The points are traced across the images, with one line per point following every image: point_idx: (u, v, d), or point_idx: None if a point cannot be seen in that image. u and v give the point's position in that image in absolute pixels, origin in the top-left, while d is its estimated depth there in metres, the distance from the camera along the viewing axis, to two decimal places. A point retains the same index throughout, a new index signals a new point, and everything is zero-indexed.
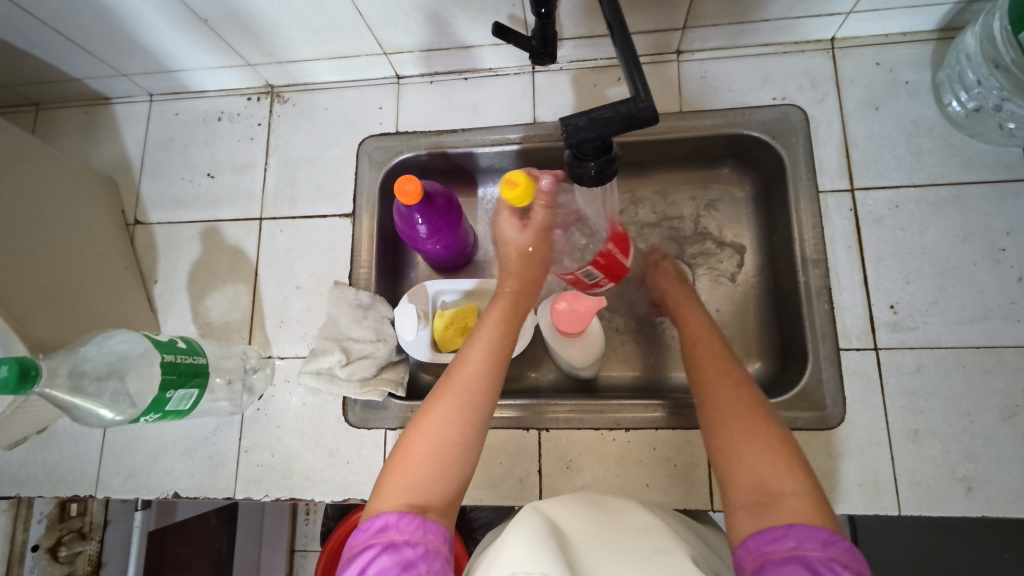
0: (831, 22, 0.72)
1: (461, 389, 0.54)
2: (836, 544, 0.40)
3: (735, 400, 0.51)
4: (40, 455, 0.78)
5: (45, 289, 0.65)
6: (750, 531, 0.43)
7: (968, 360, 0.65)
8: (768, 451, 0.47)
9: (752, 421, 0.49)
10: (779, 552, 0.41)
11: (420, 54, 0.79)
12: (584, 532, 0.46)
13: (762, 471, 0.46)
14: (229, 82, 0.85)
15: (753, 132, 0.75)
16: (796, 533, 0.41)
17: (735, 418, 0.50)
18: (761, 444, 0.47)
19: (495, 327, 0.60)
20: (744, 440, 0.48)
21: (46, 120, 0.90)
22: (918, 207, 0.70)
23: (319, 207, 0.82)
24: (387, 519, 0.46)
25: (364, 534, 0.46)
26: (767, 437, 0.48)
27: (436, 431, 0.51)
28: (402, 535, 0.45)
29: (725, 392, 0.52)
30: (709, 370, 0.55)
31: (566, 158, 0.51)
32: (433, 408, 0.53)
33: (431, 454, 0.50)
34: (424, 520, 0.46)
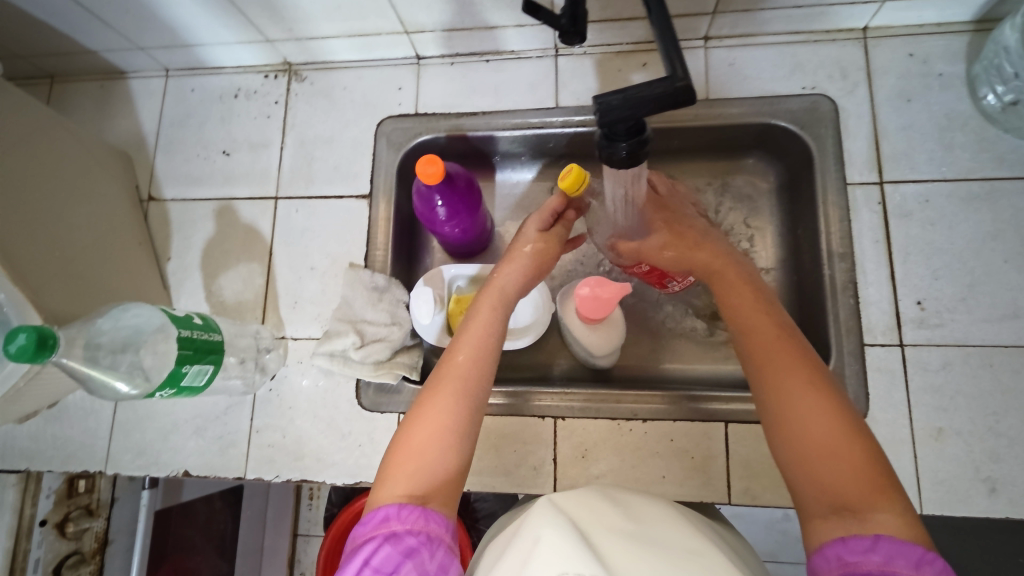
0: (865, 10, 0.70)
1: (460, 374, 0.53)
2: (930, 563, 0.39)
3: (793, 391, 0.48)
4: (51, 430, 0.78)
5: (60, 261, 0.64)
6: (834, 539, 0.42)
7: (995, 359, 0.64)
8: (840, 454, 0.45)
9: (821, 418, 0.47)
10: (868, 565, 0.40)
11: (442, 34, 0.77)
12: (608, 527, 0.46)
13: (848, 486, 0.44)
14: (247, 58, 0.84)
15: (781, 121, 0.73)
16: (884, 547, 0.40)
17: (801, 415, 0.47)
18: (833, 447, 0.45)
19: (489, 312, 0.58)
20: (818, 442, 0.46)
21: (61, 92, 0.89)
22: (949, 202, 0.68)
23: (336, 187, 0.80)
24: (387, 511, 0.45)
25: (365, 527, 0.45)
26: (839, 437, 0.46)
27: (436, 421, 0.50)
28: (403, 525, 0.44)
29: (783, 380, 0.49)
30: (768, 359, 0.51)
31: (595, 139, 0.49)
32: (433, 398, 0.51)
33: (434, 443, 0.49)
34: (424, 510, 0.45)
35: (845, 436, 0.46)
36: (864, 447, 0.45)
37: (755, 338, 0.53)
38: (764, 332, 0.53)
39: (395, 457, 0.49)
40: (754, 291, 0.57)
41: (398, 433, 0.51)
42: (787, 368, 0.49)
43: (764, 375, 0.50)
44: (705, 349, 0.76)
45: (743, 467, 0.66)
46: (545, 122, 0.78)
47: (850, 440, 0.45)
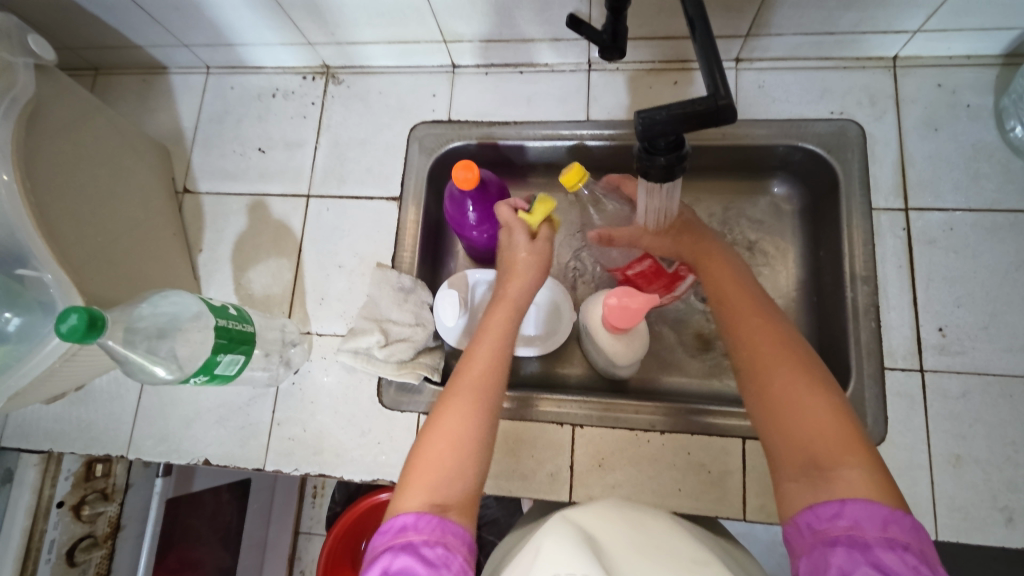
0: (896, 39, 0.72)
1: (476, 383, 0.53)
2: (897, 522, 0.40)
3: (767, 357, 0.51)
4: (76, 412, 0.79)
5: (100, 247, 0.66)
6: (804, 503, 0.44)
7: (1015, 388, 0.64)
8: (809, 412, 0.47)
9: (794, 379, 0.48)
10: (835, 532, 0.41)
11: (479, 44, 0.79)
12: (617, 536, 0.47)
13: (818, 440, 0.45)
14: (287, 59, 0.87)
15: (808, 144, 0.74)
16: (851, 511, 0.41)
17: (774, 377, 0.49)
18: (802, 406, 0.47)
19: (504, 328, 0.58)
20: (791, 403, 0.47)
21: (104, 84, 0.92)
22: (973, 231, 0.69)
23: (367, 189, 0.82)
24: (404, 521, 0.45)
25: (383, 536, 0.46)
26: (810, 396, 0.47)
27: (454, 429, 0.50)
28: (420, 535, 0.44)
29: (761, 351, 0.51)
30: (748, 331, 0.54)
31: (634, 151, 0.50)
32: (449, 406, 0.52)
33: (449, 448, 0.50)
34: (441, 520, 0.45)
35: (819, 399, 0.47)
36: (836, 407, 0.47)
37: (736, 317, 0.56)
38: (741, 313, 0.55)
39: (416, 460, 0.50)
40: (736, 277, 0.60)
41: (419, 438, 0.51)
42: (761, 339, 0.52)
43: (742, 350, 0.53)
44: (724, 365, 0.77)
45: (759, 484, 0.66)
46: (575, 134, 0.80)
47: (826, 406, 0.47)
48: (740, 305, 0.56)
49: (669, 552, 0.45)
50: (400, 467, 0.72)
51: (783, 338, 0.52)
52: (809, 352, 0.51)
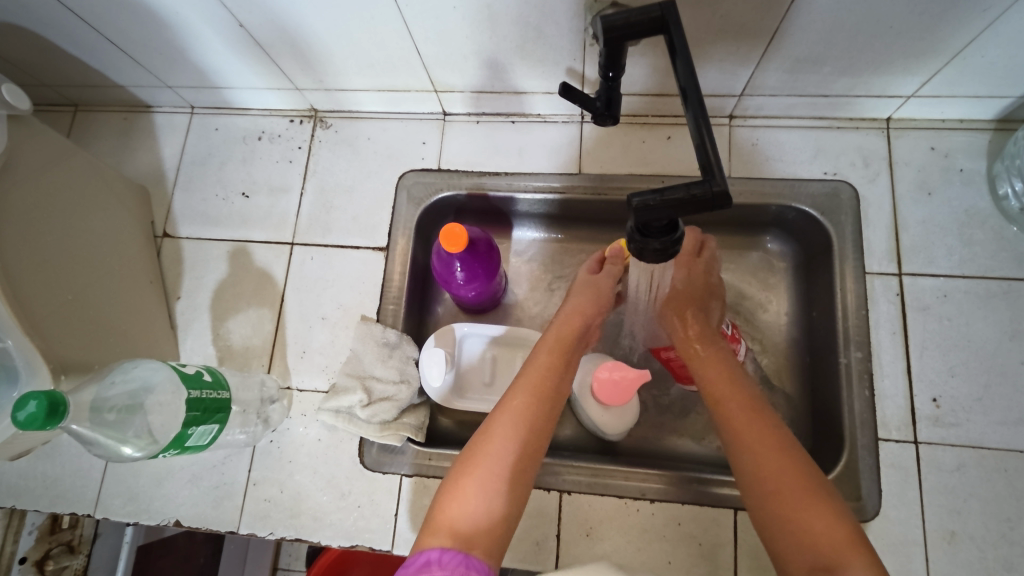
0: (889, 103, 0.71)
1: (512, 415, 0.54)
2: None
3: (765, 462, 0.51)
4: (41, 467, 0.75)
5: (71, 304, 0.63)
6: None
7: (1010, 463, 0.63)
8: (808, 517, 0.47)
9: (794, 483, 0.49)
10: None
11: (471, 95, 0.78)
12: None
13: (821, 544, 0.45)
14: (274, 102, 0.85)
15: (801, 204, 0.73)
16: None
17: (773, 478, 0.50)
18: (801, 510, 0.48)
19: (542, 366, 0.59)
20: (794, 508, 0.48)
21: (84, 122, 0.89)
22: (966, 299, 0.68)
23: (353, 238, 0.80)
24: (430, 555, 0.45)
25: (406, 569, 0.45)
26: (811, 500, 0.48)
27: (484, 463, 0.51)
28: (443, 570, 0.44)
29: (755, 452, 0.52)
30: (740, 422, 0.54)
31: (627, 230, 0.49)
32: (479, 444, 0.53)
33: (477, 484, 0.50)
34: (465, 557, 0.46)
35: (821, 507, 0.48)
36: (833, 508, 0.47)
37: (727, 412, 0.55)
38: (732, 408, 0.55)
39: (443, 495, 0.51)
40: (719, 357, 0.60)
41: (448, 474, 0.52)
42: (751, 433, 0.53)
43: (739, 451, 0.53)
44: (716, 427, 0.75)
45: (751, 558, 0.64)
46: (566, 187, 0.79)
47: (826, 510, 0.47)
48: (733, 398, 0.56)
49: None
50: (380, 532, 0.69)
51: (777, 436, 0.52)
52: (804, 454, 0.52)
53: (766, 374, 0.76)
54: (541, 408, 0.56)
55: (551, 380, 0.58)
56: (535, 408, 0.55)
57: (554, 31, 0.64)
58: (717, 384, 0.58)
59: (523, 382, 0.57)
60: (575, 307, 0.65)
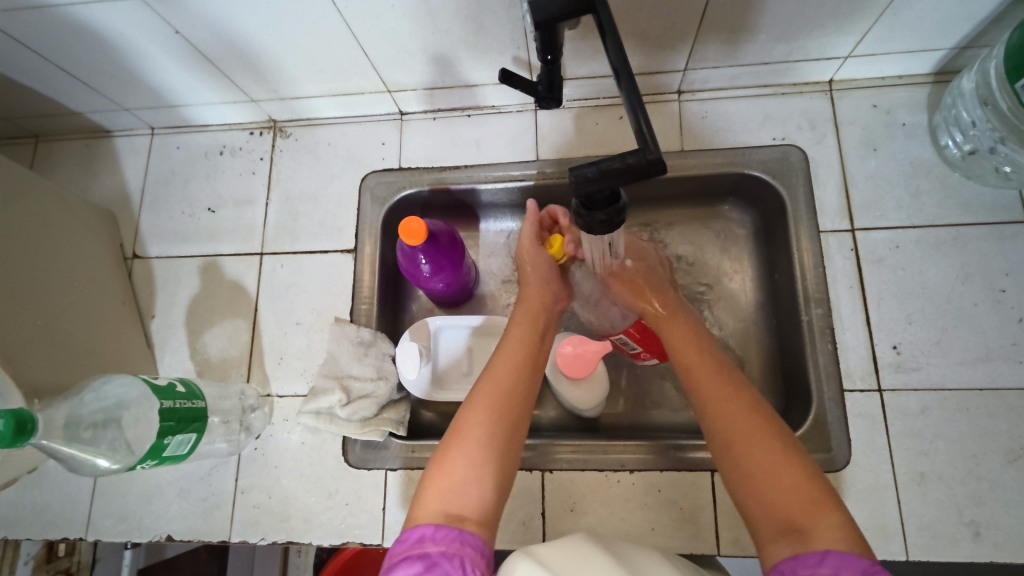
0: (829, 65, 0.73)
1: (492, 391, 0.55)
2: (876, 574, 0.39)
3: (737, 431, 0.51)
4: (29, 496, 0.76)
5: (42, 328, 0.64)
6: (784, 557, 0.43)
7: (971, 402, 0.65)
8: (771, 474, 0.47)
9: (768, 457, 0.48)
10: None
11: (424, 92, 0.79)
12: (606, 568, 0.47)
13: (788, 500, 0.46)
14: (232, 116, 0.86)
15: (754, 171, 0.75)
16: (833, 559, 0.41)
17: (746, 446, 0.49)
18: (772, 469, 0.47)
19: (519, 346, 0.59)
20: (762, 466, 0.48)
21: (45, 152, 0.90)
22: (918, 248, 0.70)
23: (321, 243, 0.81)
24: (424, 531, 0.46)
25: (401, 545, 0.46)
26: (780, 465, 0.48)
27: (470, 436, 0.51)
28: (437, 546, 0.44)
29: (727, 413, 0.52)
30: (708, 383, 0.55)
31: (573, 206, 0.50)
32: (460, 421, 0.53)
33: (465, 455, 0.50)
34: (459, 532, 0.46)
35: (789, 463, 0.48)
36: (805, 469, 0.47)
37: (700, 382, 0.56)
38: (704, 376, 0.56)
39: (430, 472, 0.50)
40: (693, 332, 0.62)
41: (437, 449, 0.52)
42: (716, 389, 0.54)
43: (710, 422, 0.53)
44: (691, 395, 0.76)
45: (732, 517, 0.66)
46: (526, 175, 0.80)
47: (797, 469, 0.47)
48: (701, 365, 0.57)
49: None
50: (370, 527, 0.70)
51: (747, 402, 0.52)
52: (773, 416, 0.52)
53: (735, 339, 0.78)
54: (524, 386, 0.56)
55: (530, 359, 0.58)
56: (516, 385, 0.56)
57: (494, 21, 0.65)
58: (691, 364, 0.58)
59: (503, 362, 0.57)
60: (532, 278, 0.67)
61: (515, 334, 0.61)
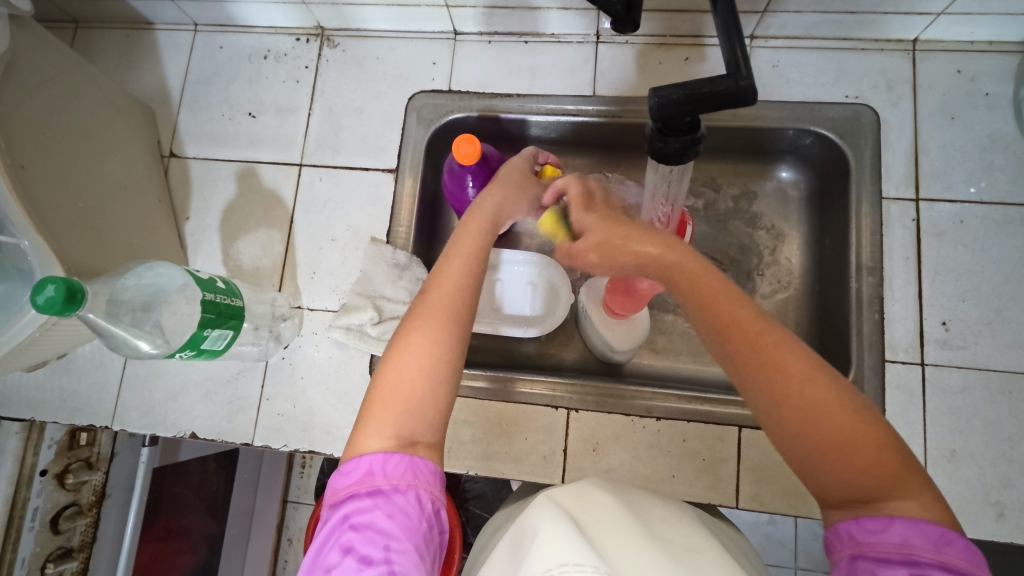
0: (918, 22, 0.69)
1: (446, 307, 0.49)
2: (952, 544, 0.37)
3: (793, 398, 0.42)
4: (58, 381, 0.77)
5: (82, 211, 0.63)
6: (847, 520, 0.40)
7: (1014, 385, 0.64)
8: (835, 437, 0.41)
9: (827, 416, 0.41)
10: (885, 548, 0.38)
11: (483, 10, 0.75)
12: (623, 521, 0.47)
13: (856, 470, 0.40)
14: (280, 19, 0.82)
15: (821, 128, 0.72)
16: (902, 529, 0.38)
17: (806, 406, 0.42)
18: (839, 427, 0.41)
19: (472, 253, 0.53)
20: (827, 430, 0.41)
21: (85, 39, 0.87)
22: (983, 224, 0.67)
23: (362, 159, 0.79)
24: (372, 463, 0.44)
25: (347, 478, 0.44)
26: (847, 421, 0.41)
27: (422, 355, 0.47)
28: (388, 481, 0.43)
29: (771, 372, 0.43)
30: (759, 349, 0.44)
31: (646, 131, 0.47)
32: (408, 347, 0.48)
33: (421, 375, 0.47)
34: (409, 461, 0.44)
35: (851, 418, 0.41)
36: (873, 423, 0.41)
37: (742, 345, 0.44)
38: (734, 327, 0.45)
39: (381, 392, 0.47)
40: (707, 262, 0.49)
41: (380, 372, 0.48)
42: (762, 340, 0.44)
43: (756, 383, 0.43)
44: None
45: (753, 473, 0.66)
46: (581, 110, 0.77)
47: (859, 421, 0.41)
48: (732, 319, 0.45)
49: (663, 539, 0.47)
50: None
51: (803, 359, 0.43)
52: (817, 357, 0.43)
53: (775, 302, 0.77)
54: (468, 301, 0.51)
55: (476, 271, 0.52)
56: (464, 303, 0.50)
57: None
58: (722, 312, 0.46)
59: (449, 280, 0.51)
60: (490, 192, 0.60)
61: (461, 251, 0.53)
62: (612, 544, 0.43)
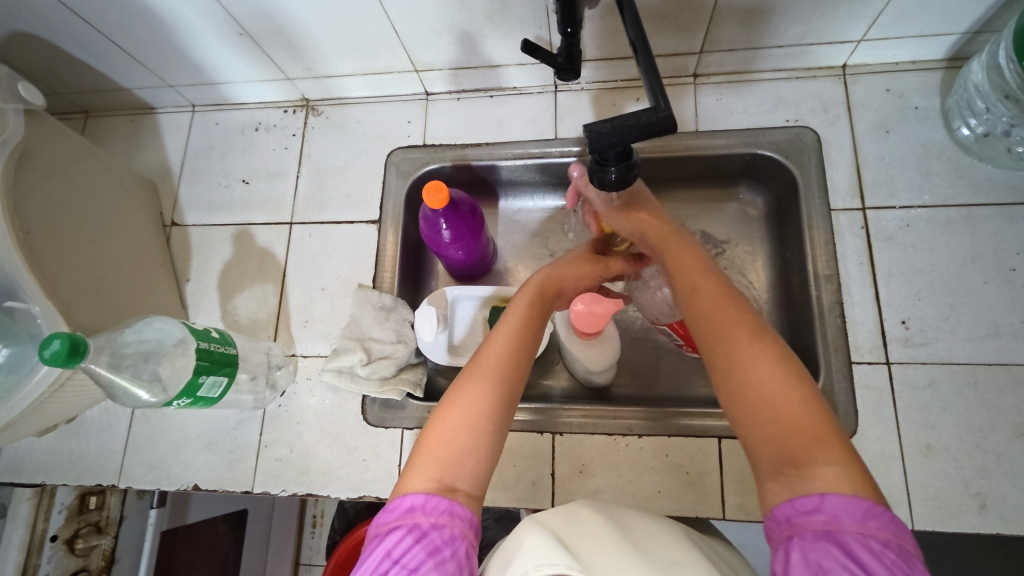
0: (842, 49, 0.75)
1: (498, 360, 0.52)
2: (877, 517, 0.38)
3: (747, 373, 0.45)
4: (67, 444, 0.81)
5: (89, 278, 0.69)
6: (783, 498, 0.41)
7: (980, 376, 0.66)
8: (783, 410, 0.43)
9: (769, 388, 0.44)
10: (812, 526, 0.39)
11: (449, 72, 0.83)
12: (612, 535, 0.49)
13: (790, 442, 0.42)
14: (268, 94, 0.91)
15: (766, 151, 0.77)
16: (831, 505, 0.39)
17: (745, 378, 0.45)
18: (772, 394, 0.43)
19: (524, 318, 0.56)
20: (760, 394, 0.44)
21: (94, 126, 0.95)
22: (929, 226, 0.71)
23: (347, 213, 0.85)
24: (414, 501, 0.45)
25: (390, 514, 0.45)
26: (786, 394, 0.43)
27: (468, 409, 0.49)
28: (428, 518, 0.44)
29: (723, 329, 0.48)
30: (723, 340, 0.47)
31: (588, 162, 0.53)
32: (457, 393, 0.50)
33: (465, 427, 0.48)
34: (450, 504, 0.45)
35: (789, 388, 0.44)
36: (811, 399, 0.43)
37: (714, 334, 0.48)
38: (699, 292, 0.51)
39: (427, 440, 0.48)
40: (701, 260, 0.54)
41: (433, 415, 0.50)
42: (729, 329, 0.47)
43: (705, 338, 0.48)
44: (696, 370, 0.79)
45: (738, 482, 0.67)
46: (546, 153, 0.83)
47: (795, 396, 0.43)
48: (699, 283, 0.51)
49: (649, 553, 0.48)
50: (386, 482, 0.73)
51: (760, 341, 0.46)
52: (777, 340, 0.47)
53: None
54: (520, 349, 0.54)
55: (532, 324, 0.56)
56: (518, 350, 0.54)
57: (517, 2, 0.69)
58: (704, 310, 0.50)
59: (507, 328, 0.55)
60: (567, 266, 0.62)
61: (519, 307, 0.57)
62: (590, 556, 0.45)
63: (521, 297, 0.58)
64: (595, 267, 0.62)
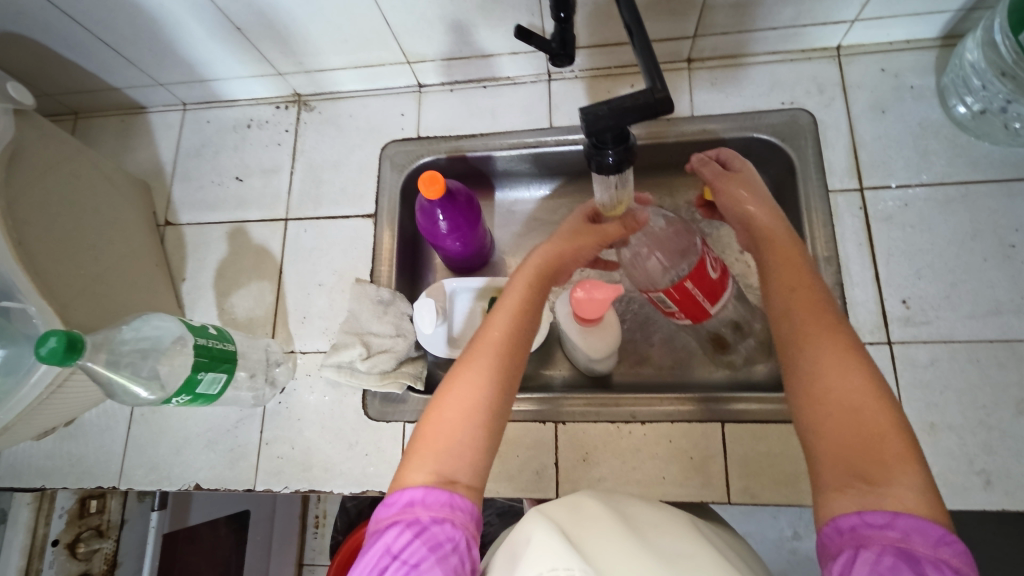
0: (836, 30, 0.75)
1: (496, 350, 0.52)
2: (950, 544, 0.37)
3: (836, 382, 0.44)
4: (66, 447, 0.80)
5: (83, 278, 0.68)
6: (848, 510, 0.40)
7: (981, 353, 0.66)
8: (867, 425, 0.42)
9: (859, 400, 0.43)
10: (882, 540, 0.38)
11: (442, 63, 0.83)
12: (618, 528, 0.48)
13: (868, 457, 0.41)
14: (260, 91, 0.90)
15: (763, 134, 0.77)
16: (904, 524, 0.38)
17: (833, 386, 0.44)
18: (859, 409, 0.43)
19: (521, 304, 0.56)
20: (846, 405, 0.43)
21: (84, 127, 0.95)
22: (927, 205, 0.71)
23: (343, 208, 0.85)
24: (414, 495, 0.44)
25: (389, 508, 0.45)
26: (872, 409, 0.43)
27: (466, 399, 0.49)
28: (428, 512, 0.43)
29: (807, 337, 0.48)
30: (816, 346, 0.46)
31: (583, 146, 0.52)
32: (454, 385, 0.50)
33: (463, 419, 0.48)
34: (450, 496, 0.44)
35: (875, 404, 0.43)
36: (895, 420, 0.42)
37: (806, 340, 0.47)
38: (788, 300, 0.51)
39: (423, 433, 0.48)
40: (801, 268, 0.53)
41: (428, 407, 0.50)
42: (823, 337, 0.47)
43: (797, 340, 0.48)
44: (697, 356, 0.78)
45: (742, 466, 0.67)
46: (541, 142, 0.83)
47: (881, 412, 0.42)
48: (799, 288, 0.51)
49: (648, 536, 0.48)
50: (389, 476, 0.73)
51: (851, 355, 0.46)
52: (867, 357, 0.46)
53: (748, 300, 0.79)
54: (519, 338, 0.53)
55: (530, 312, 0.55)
56: (516, 340, 0.53)
57: None
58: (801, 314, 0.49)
59: (503, 317, 0.54)
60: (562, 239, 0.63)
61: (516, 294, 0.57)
62: (601, 554, 0.44)
63: (517, 282, 0.58)
64: (591, 237, 0.63)
